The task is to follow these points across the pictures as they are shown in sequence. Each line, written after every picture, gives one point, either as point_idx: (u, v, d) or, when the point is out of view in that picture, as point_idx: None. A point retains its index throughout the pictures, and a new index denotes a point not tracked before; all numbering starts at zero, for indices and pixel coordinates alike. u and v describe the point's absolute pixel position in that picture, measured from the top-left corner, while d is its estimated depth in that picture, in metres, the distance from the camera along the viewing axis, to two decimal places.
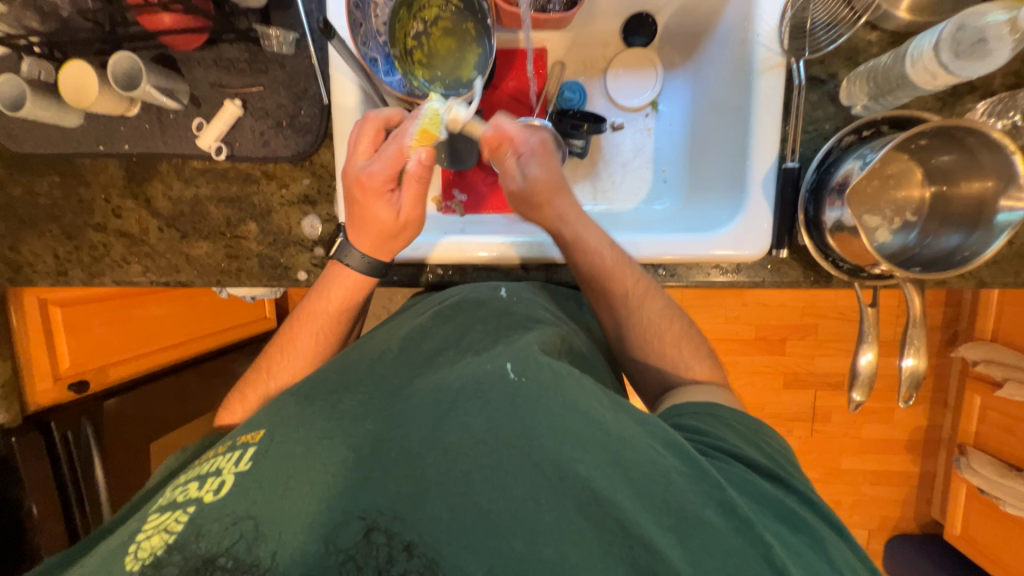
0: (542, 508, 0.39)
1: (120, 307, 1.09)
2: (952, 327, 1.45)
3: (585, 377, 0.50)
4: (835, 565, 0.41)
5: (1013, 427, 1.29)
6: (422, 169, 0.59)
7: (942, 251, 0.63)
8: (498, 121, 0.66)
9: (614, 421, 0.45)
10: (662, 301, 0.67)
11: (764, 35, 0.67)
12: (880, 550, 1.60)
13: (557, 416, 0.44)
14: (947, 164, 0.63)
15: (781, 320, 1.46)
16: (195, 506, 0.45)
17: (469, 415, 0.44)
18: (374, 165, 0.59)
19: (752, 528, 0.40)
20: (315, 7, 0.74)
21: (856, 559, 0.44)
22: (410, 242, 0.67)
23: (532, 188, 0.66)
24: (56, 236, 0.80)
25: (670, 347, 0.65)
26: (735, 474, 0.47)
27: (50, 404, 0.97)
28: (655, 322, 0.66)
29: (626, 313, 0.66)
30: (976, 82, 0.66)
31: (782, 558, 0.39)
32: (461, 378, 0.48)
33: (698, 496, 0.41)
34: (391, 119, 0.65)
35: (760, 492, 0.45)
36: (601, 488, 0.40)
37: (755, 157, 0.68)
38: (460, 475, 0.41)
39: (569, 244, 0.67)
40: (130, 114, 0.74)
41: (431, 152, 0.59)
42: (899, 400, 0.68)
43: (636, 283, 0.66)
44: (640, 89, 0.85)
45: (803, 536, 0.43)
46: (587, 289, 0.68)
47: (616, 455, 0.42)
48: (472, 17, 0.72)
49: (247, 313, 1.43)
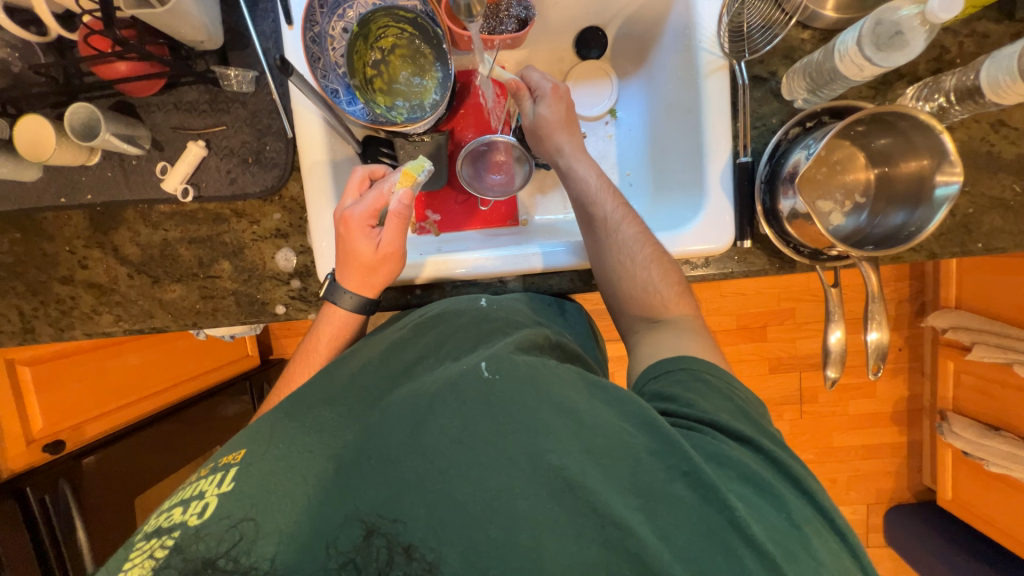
0: (516, 496, 0.41)
1: (93, 360, 1.07)
2: (919, 298, 1.51)
3: (559, 366, 0.53)
4: (793, 519, 0.44)
5: (985, 387, 1.34)
6: (404, 206, 0.65)
7: (891, 228, 0.67)
8: (525, 72, 0.81)
9: (586, 408, 0.47)
10: (639, 227, 0.71)
11: (706, 41, 0.72)
12: (880, 523, 1.63)
13: (531, 409, 0.46)
14: (885, 147, 0.67)
15: (760, 307, 1.50)
16: (179, 530, 0.44)
17: (446, 417, 0.46)
18: (358, 206, 0.65)
19: (716, 494, 0.42)
20: (273, 45, 0.74)
21: (816, 513, 0.46)
22: (393, 279, 0.69)
23: (539, 124, 0.77)
24: (21, 293, 0.78)
25: (641, 265, 0.68)
26: (701, 439, 0.49)
27: (25, 468, 0.95)
28: (630, 244, 0.70)
29: (604, 235, 0.71)
30: (903, 69, 0.71)
31: (746, 518, 0.42)
32: (433, 385, 0.51)
33: (663, 472, 0.44)
34: (379, 171, 0.70)
35: (725, 455, 0.47)
36: (573, 474, 0.42)
37: (711, 154, 0.72)
38: (437, 472, 0.43)
39: (565, 172, 0.77)
40: (91, 163, 0.73)
41: (410, 193, 0.65)
42: (870, 373, 0.71)
43: (617, 209, 0.72)
44: (597, 99, 0.88)
45: (763, 495, 0.45)
46: (578, 214, 0.74)
47: (588, 442, 0.45)
48: (428, 44, 0.73)
49: (229, 353, 1.40)
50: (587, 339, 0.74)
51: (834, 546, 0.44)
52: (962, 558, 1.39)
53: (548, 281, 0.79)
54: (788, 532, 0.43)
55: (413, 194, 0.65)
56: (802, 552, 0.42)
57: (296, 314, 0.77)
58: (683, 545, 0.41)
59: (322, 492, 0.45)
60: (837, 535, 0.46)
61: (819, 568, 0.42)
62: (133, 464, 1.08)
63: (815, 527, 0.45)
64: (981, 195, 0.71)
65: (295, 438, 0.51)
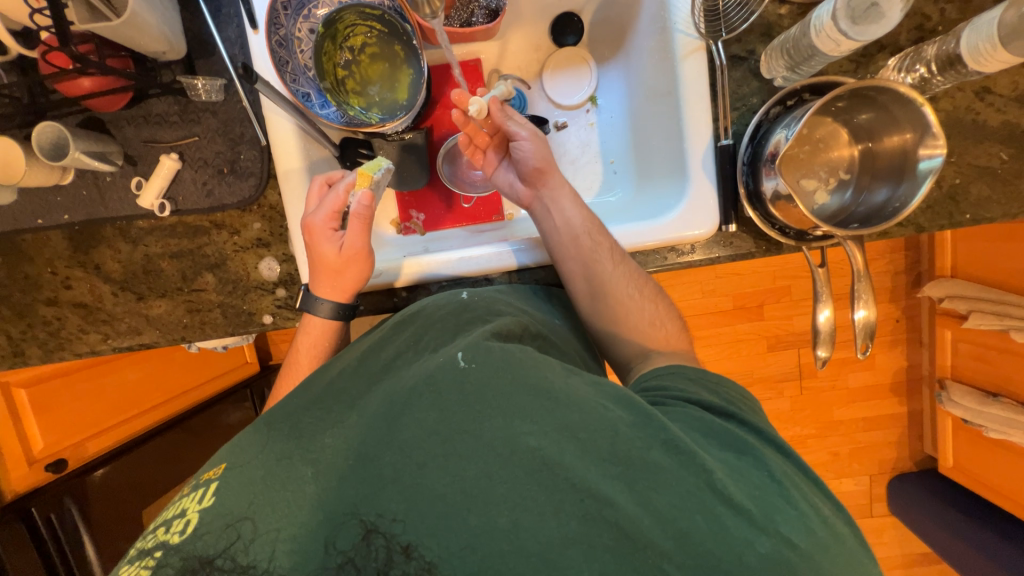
0: (496, 484, 0.41)
1: (89, 378, 1.06)
2: (915, 269, 1.50)
3: (538, 353, 0.52)
4: (774, 476, 0.45)
5: (981, 354, 1.34)
6: (363, 207, 0.64)
7: (876, 205, 0.66)
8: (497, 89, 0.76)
9: (562, 386, 0.47)
10: (636, 264, 0.70)
11: (681, 23, 0.70)
12: (884, 493, 1.64)
13: (509, 395, 0.46)
14: (868, 122, 0.67)
15: (756, 286, 1.50)
16: (162, 549, 0.44)
17: (423, 412, 0.46)
18: (317, 211, 0.66)
19: (693, 459, 0.43)
20: (239, 51, 0.73)
21: (798, 471, 0.48)
22: (363, 280, 0.68)
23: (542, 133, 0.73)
24: (7, 316, 0.77)
25: (647, 299, 0.68)
26: (688, 415, 0.50)
27: (28, 488, 0.97)
28: (634, 278, 0.68)
29: (610, 265, 0.67)
30: (884, 40, 0.70)
31: (723, 481, 0.43)
32: (414, 378, 0.50)
33: (641, 439, 0.44)
34: (332, 177, 0.69)
35: (709, 428, 0.49)
36: (551, 454, 0.42)
37: (690, 139, 0.71)
38: (418, 468, 0.43)
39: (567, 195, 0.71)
40: (65, 182, 0.72)
41: (369, 193, 0.64)
42: (859, 352, 0.71)
43: (616, 244, 0.69)
44: (577, 86, 0.86)
45: (744, 458, 0.46)
46: (575, 246, 0.68)
47: (563, 419, 0.45)
48: (398, 40, 0.72)
49: (225, 362, 1.35)
50: (576, 325, 0.73)
51: (816, 499, 0.46)
52: (962, 523, 1.40)
53: (533, 274, 0.78)
54: (769, 488, 0.44)
55: (371, 194, 0.64)
56: (783, 504, 0.43)
57: (284, 323, 0.77)
58: (663, 507, 0.41)
59: (307, 502, 0.45)
60: (816, 487, 0.47)
61: (802, 518, 0.42)
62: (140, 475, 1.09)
63: (796, 482, 0.46)
64: (967, 164, 0.70)
65: (280, 441, 0.51)
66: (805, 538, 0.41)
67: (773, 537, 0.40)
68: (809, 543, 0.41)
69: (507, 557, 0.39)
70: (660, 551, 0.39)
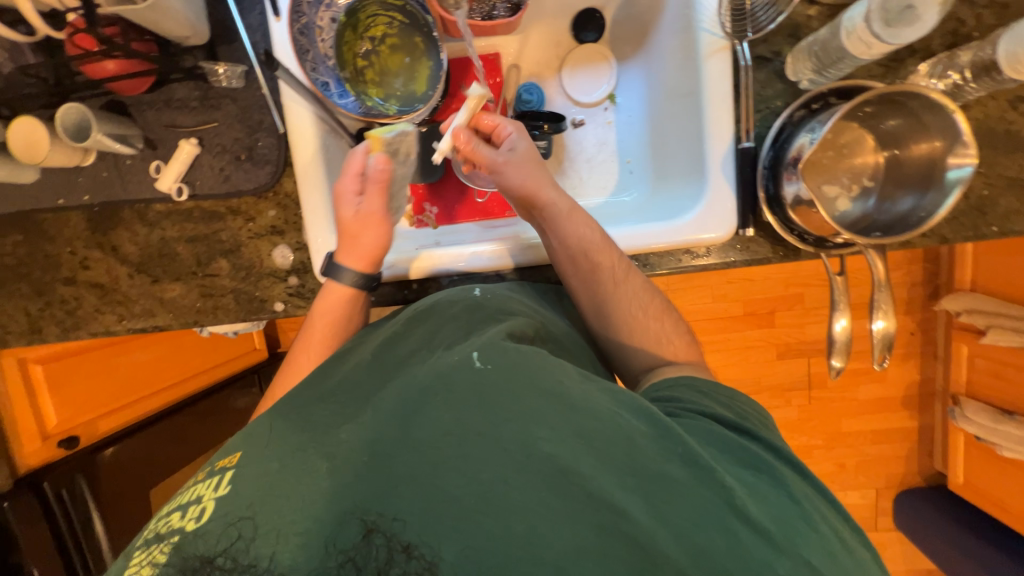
0: (505, 485, 0.41)
1: (102, 358, 1.09)
2: (933, 281, 1.47)
3: (551, 355, 0.52)
4: (793, 496, 0.45)
5: (999, 371, 1.31)
6: (381, 171, 0.65)
7: (898, 214, 0.64)
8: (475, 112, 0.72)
9: (577, 392, 0.47)
10: (642, 279, 0.69)
11: (707, 21, 0.69)
12: (890, 507, 1.61)
13: (520, 398, 0.45)
14: (894, 129, 0.65)
15: (767, 292, 1.48)
16: (179, 535, 0.45)
17: (432, 409, 0.46)
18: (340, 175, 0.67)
19: (711, 475, 0.43)
20: (261, 38, 0.73)
21: (815, 490, 0.47)
22: (380, 246, 0.69)
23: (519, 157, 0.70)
24: (26, 294, 0.79)
25: (652, 316, 0.67)
26: (703, 429, 0.49)
27: (42, 463, 0.99)
28: (638, 296, 0.67)
29: (611, 287, 0.67)
30: (916, 45, 0.68)
31: (742, 499, 0.42)
32: (426, 375, 0.50)
33: (659, 452, 0.44)
34: None
35: (725, 443, 0.48)
36: (566, 461, 0.42)
37: (710, 140, 0.70)
38: (425, 466, 0.43)
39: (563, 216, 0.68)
40: (86, 164, 0.73)
41: (386, 157, 0.66)
42: (874, 363, 0.69)
43: (620, 262, 0.68)
44: (596, 84, 0.85)
45: (761, 476, 0.46)
46: (572, 266, 0.68)
47: (579, 427, 0.44)
48: (418, 32, 0.73)
49: (234, 347, 1.37)
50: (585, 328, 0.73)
51: (833, 520, 0.45)
52: (969, 541, 1.37)
53: (544, 273, 0.77)
54: (787, 508, 0.43)
55: (388, 158, 0.66)
56: (803, 525, 0.42)
57: (295, 311, 0.77)
58: (680, 523, 0.40)
59: (311, 497, 0.45)
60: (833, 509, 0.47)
61: (821, 539, 0.42)
62: (149, 456, 1.11)
63: (814, 502, 0.46)
64: (997, 176, 0.68)
65: (288, 432, 0.51)
66: (823, 561, 0.41)
67: (792, 560, 0.40)
68: (826, 565, 0.41)
69: (512, 561, 0.39)
70: (677, 567, 0.38)
